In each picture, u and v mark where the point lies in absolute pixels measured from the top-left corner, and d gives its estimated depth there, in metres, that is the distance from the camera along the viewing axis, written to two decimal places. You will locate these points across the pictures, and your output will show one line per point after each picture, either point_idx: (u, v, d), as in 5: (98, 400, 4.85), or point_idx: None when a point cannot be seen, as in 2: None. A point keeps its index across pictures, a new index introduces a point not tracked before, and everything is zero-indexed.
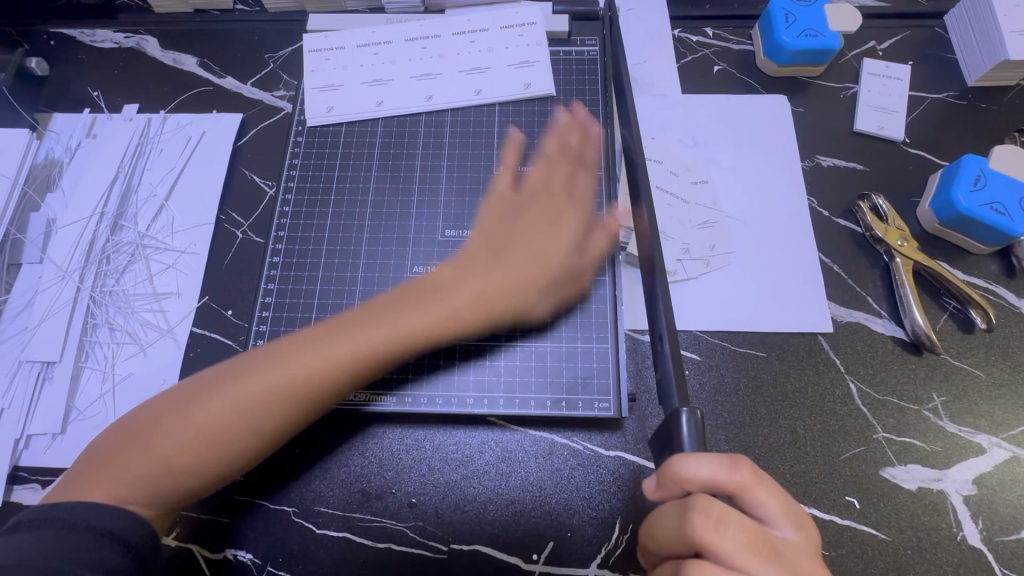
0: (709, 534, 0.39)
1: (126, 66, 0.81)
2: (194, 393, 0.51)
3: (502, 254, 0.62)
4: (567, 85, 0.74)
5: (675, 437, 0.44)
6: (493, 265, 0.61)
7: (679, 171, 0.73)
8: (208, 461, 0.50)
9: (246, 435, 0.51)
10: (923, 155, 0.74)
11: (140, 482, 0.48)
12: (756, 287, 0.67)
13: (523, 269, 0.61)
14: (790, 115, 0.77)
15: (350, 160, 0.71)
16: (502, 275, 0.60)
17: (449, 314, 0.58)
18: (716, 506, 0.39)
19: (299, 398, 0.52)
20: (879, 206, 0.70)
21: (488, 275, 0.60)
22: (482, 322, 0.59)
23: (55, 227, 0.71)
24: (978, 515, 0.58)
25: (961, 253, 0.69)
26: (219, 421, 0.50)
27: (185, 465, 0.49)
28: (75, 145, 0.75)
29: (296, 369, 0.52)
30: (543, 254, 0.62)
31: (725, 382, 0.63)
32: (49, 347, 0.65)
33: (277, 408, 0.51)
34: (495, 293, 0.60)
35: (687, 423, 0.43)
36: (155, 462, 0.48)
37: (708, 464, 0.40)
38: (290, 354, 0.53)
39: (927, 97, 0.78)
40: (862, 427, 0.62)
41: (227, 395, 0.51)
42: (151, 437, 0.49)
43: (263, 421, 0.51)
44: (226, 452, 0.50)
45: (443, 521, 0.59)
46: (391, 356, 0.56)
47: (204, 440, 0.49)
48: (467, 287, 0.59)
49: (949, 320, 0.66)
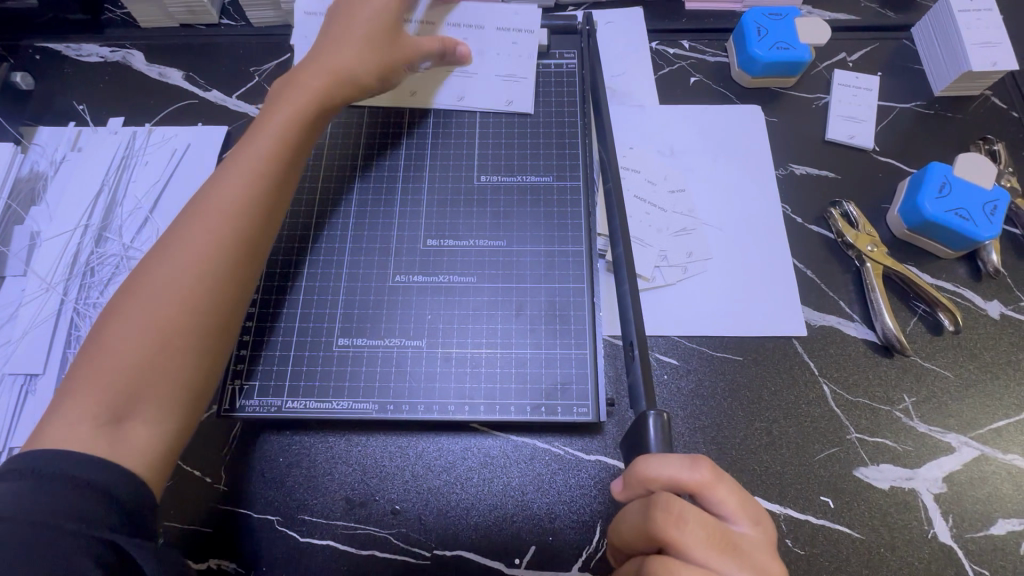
0: (669, 529, 0.43)
1: (112, 79, 0.82)
2: (124, 294, 0.51)
3: (327, 48, 0.65)
4: (546, 97, 0.75)
5: (643, 440, 0.47)
6: (326, 50, 0.64)
7: (657, 179, 0.75)
8: (166, 346, 0.49)
9: (192, 300, 0.51)
10: (892, 163, 0.77)
11: (105, 398, 0.46)
12: (733, 292, 0.69)
13: (340, 51, 0.64)
14: (764, 125, 0.79)
15: (333, 171, 0.72)
16: (325, 58, 0.64)
17: (308, 87, 0.62)
18: (676, 503, 0.43)
19: (239, 208, 0.54)
20: (850, 213, 0.72)
21: (322, 63, 0.63)
22: (336, 92, 0.63)
23: (39, 239, 0.71)
24: (948, 513, 0.60)
25: (930, 258, 0.71)
26: (153, 294, 0.50)
27: (147, 368, 0.48)
28: (60, 158, 0.76)
29: (216, 210, 0.54)
30: (380, 54, 0.66)
31: (702, 386, 0.65)
32: (33, 359, 0.66)
33: (215, 264, 0.52)
34: (330, 67, 0.63)
35: (653, 426, 0.47)
36: (111, 367, 0.47)
37: (668, 464, 0.44)
38: (204, 211, 0.54)
39: (895, 107, 0.80)
40: (836, 428, 0.63)
41: (153, 277, 0.51)
42: (102, 358, 0.48)
43: (204, 283, 0.52)
44: (183, 328, 0.50)
45: (427, 527, 0.60)
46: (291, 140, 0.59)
47: (153, 327, 0.49)
48: (316, 75, 0.63)
49: (919, 323, 0.68)
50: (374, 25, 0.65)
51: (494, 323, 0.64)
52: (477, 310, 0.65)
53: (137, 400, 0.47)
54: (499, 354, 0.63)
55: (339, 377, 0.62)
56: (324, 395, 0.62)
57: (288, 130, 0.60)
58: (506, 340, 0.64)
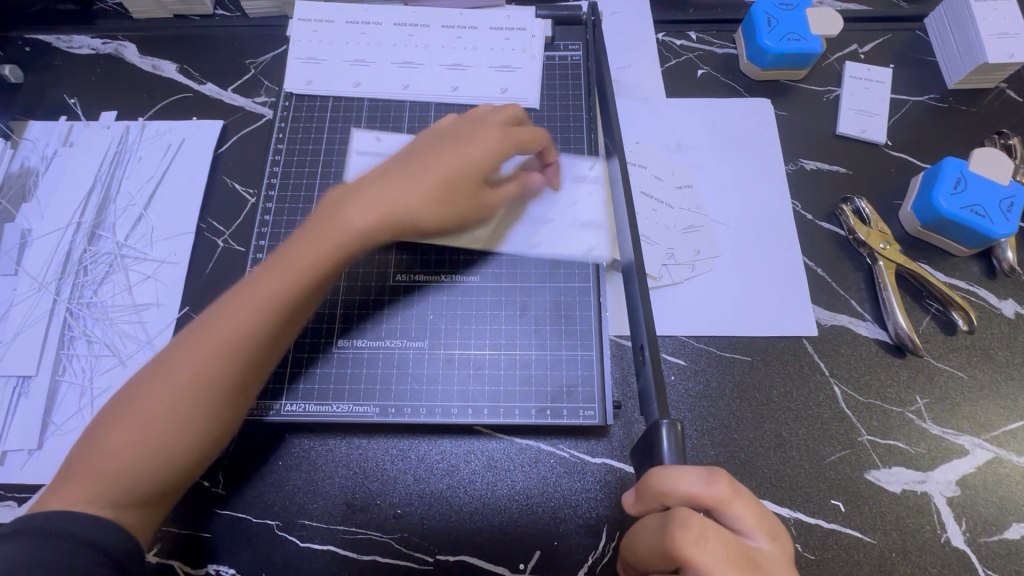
0: (690, 547, 0.42)
1: (104, 72, 0.80)
2: (117, 400, 0.48)
3: (370, 182, 0.56)
4: (551, 90, 0.73)
5: (656, 450, 0.45)
6: (372, 185, 0.56)
7: (664, 175, 0.73)
8: (151, 462, 0.46)
9: (185, 412, 0.47)
10: (905, 158, 0.75)
11: (90, 496, 0.44)
12: (741, 291, 0.67)
13: (394, 194, 0.55)
14: (774, 119, 0.77)
15: (332, 167, 0.70)
16: (391, 194, 0.55)
17: (326, 224, 0.53)
18: (696, 520, 0.42)
19: (241, 304, 0.49)
20: (862, 209, 0.70)
21: (365, 201, 0.55)
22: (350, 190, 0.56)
23: (30, 238, 0.70)
24: (961, 517, 0.59)
25: (943, 255, 0.69)
26: (148, 406, 0.47)
27: (140, 463, 0.46)
28: (51, 154, 0.74)
29: (217, 316, 0.49)
30: (439, 182, 0.57)
31: (710, 387, 0.63)
32: (25, 361, 0.64)
33: (213, 375, 0.48)
34: (384, 209, 0.55)
35: (667, 435, 0.44)
36: (97, 473, 0.45)
37: (688, 479, 0.43)
38: (211, 315, 0.49)
39: (908, 100, 0.78)
40: (847, 431, 0.62)
41: (149, 386, 0.47)
42: (95, 451, 0.46)
43: (201, 394, 0.47)
44: (173, 442, 0.47)
45: (429, 531, 0.58)
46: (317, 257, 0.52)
47: (141, 442, 0.46)
48: (350, 208, 0.54)
49: (932, 322, 0.66)
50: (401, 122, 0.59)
51: (497, 324, 0.63)
52: (480, 311, 0.63)
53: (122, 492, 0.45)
54: (502, 356, 0.61)
55: (338, 379, 0.61)
56: (323, 397, 0.60)
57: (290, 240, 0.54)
58: (510, 342, 0.62)
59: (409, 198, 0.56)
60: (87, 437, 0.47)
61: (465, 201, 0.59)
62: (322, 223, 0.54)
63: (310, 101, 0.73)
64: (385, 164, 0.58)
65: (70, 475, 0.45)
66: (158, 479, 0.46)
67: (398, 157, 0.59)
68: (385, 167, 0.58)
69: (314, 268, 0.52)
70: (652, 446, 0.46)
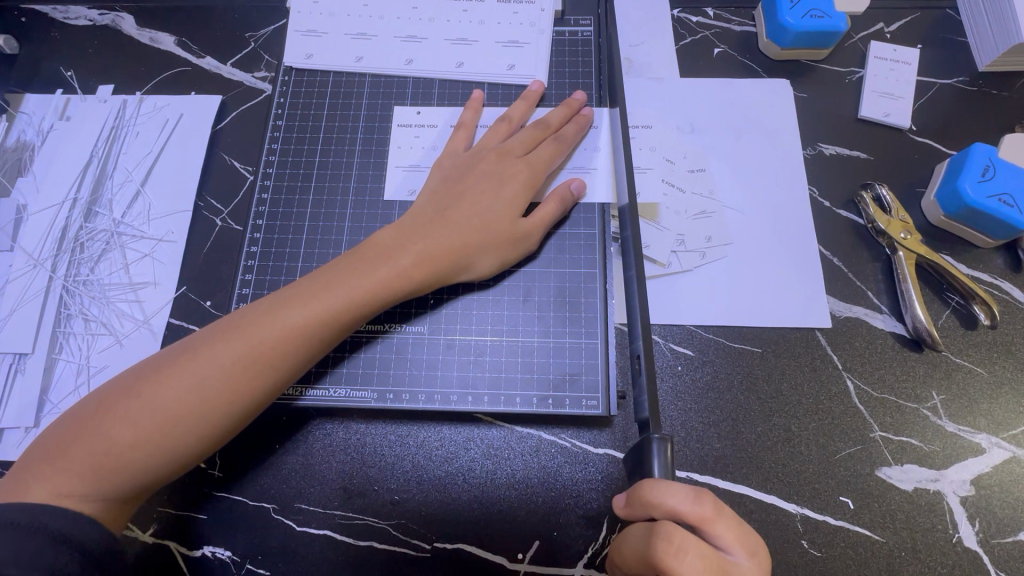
0: (669, 559, 0.42)
1: (100, 45, 0.77)
2: (128, 389, 0.48)
3: (431, 222, 0.57)
4: (560, 68, 0.70)
5: (645, 465, 0.45)
6: (432, 223, 0.57)
7: (676, 159, 0.70)
8: (157, 457, 0.47)
9: (200, 417, 0.48)
10: (930, 143, 0.71)
11: (85, 480, 0.45)
12: (752, 279, 0.65)
13: (449, 234, 0.57)
14: (793, 101, 0.74)
15: (333, 145, 0.68)
16: (443, 233, 0.57)
17: (384, 262, 0.55)
18: (677, 532, 0.42)
19: (277, 319, 0.51)
20: (883, 197, 0.67)
21: (425, 239, 0.56)
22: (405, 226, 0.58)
23: (26, 213, 0.68)
24: (975, 517, 0.57)
25: (966, 246, 0.66)
26: (167, 403, 0.47)
27: (138, 457, 0.46)
28: (48, 128, 0.72)
29: (251, 324, 0.50)
30: (488, 222, 0.58)
31: (718, 379, 0.61)
32: (21, 338, 0.63)
33: (235, 388, 0.49)
34: (438, 251, 0.56)
35: (655, 453, 0.44)
36: (99, 458, 0.46)
37: (675, 493, 0.43)
38: (249, 324, 0.50)
39: (935, 83, 0.75)
40: (859, 426, 0.60)
41: (172, 381, 0.48)
42: (94, 440, 0.46)
43: (219, 403, 0.48)
44: (181, 442, 0.47)
45: (427, 519, 0.58)
46: (361, 291, 0.53)
47: (151, 435, 0.47)
48: (409, 247, 0.56)
49: (952, 316, 0.64)
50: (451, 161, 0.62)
51: (500, 309, 0.61)
52: (482, 296, 0.61)
53: (115, 481, 0.46)
54: (504, 342, 0.60)
55: (336, 362, 0.59)
56: (321, 380, 0.59)
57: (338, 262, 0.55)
58: (512, 328, 0.60)
59: (459, 236, 0.57)
60: (96, 411, 0.47)
61: (507, 229, 0.59)
62: (370, 261, 0.54)
63: (310, 76, 0.71)
64: (432, 203, 0.59)
65: (69, 452, 0.46)
66: (157, 474, 0.48)
67: (443, 193, 0.60)
68: (433, 209, 0.58)
69: (364, 302, 0.53)
70: (643, 459, 0.46)
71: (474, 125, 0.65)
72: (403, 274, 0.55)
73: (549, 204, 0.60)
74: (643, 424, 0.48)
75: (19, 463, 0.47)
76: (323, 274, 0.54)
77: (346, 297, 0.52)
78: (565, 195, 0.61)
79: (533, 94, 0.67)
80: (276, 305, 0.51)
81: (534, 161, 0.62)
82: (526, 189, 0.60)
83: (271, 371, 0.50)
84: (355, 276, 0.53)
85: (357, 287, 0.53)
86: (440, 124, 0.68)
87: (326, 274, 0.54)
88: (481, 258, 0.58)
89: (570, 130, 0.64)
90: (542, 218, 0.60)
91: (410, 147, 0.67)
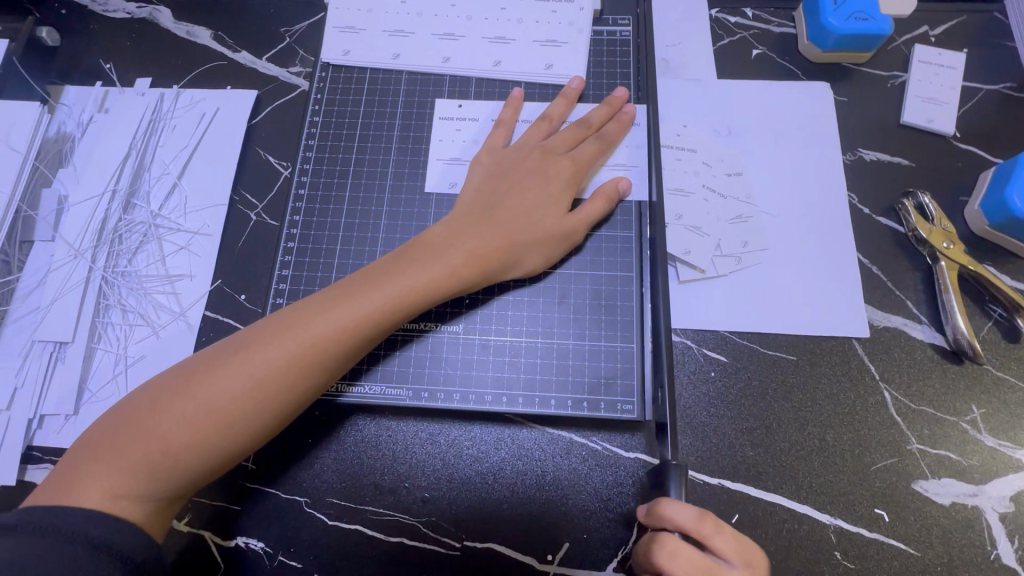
0: (665, 562, 0.46)
1: (139, 38, 0.78)
2: (179, 386, 0.49)
3: (476, 222, 0.57)
4: (597, 67, 0.69)
5: (663, 486, 0.49)
6: (478, 222, 0.57)
7: (713, 162, 0.69)
8: (209, 456, 0.48)
9: (251, 416, 0.48)
10: (974, 151, 0.70)
11: (136, 480, 0.46)
12: (789, 286, 0.64)
13: (495, 233, 0.57)
14: (833, 105, 0.72)
15: (369, 141, 0.68)
16: (489, 233, 0.57)
17: (432, 262, 0.54)
18: (674, 540, 0.46)
19: (327, 319, 0.51)
20: (925, 205, 0.66)
21: (471, 239, 0.56)
22: (449, 226, 0.57)
23: (67, 204, 0.69)
24: (1014, 534, 0.56)
25: (1010, 258, 0.65)
26: (219, 401, 0.48)
27: (192, 457, 0.47)
28: (87, 120, 0.73)
29: (301, 323, 0.50)
30: (531, 220, 0.58)
31: (752, 386, 0.61)
32: (61, 327, 0.64)
33: (287, 387, 0.49)
34: (485, 249, 0.56)
35: (673, 476, 0.48)
36: (152, 457, 0.46)
37: (679, 508, 0.47)
38: (299, 324, 0.51)
39: (981, 89, 0.73)
40: (895, 438, 0.59)
41: (223, 380, 0.48)
42: (147, 438, 0.47)
43: (271, 403, 0.49)
44: (232, 440, 0.48)
45: (457, 517, 0.58)
46: (410, 291, 0.53)
47: (203, 434, 0.47)
48: (456, 246, 0.56)
49: (993, 328, 0.62)
50: (491, 160, 0.62)
51: (535, 310, 0.61)
52: (518, 296, 0.61)
53: (166, 481, 0.47)
54: (539, 343, 0.60)
55: (372, 360, 0.60)
56: (356, 377, 0.59)
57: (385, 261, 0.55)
58: (547, 330, 0.60)
59: (505, 235, 0.57)
60: (147, 409, 0.48)
61: (551, 228, 0.58)
62: (417, 259, 0.55)
63: (347, 72, 0.71)
64: (475, 202, 0.59)
65: (122, 450, 0.47)
66: (209, 472, 0.48)
67: (486, 192, 0.60)
68: (477, 209, 0.58)
69: (412, 301, 0.53)
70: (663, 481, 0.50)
71: (511, 121, 0.65)
72: (452, 275, 0.55)
73: (596, 202, 0.60)
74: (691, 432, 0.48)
75: (67, 462, 0.47)
76: (370, 273, 0.54)
77: (395, 296, 0.52)
78: (612, 194, 0.61)
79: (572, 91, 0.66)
80: (325, 304, 0.52)
81: (577, 158, 0.61)
82: (569, 186, 0.60)
83: (321, 371, 0.50)
84: (403, 274, 0.53)
85: (405, 288, 0.53)
86: (480, 119, 0.68)
87: (373, 273, 0.54)
88: (530, 254, 0.58)
89: (611, 129, 0.63)
90: (588, 216, 0.60)
91: (451, 141, 0.67)
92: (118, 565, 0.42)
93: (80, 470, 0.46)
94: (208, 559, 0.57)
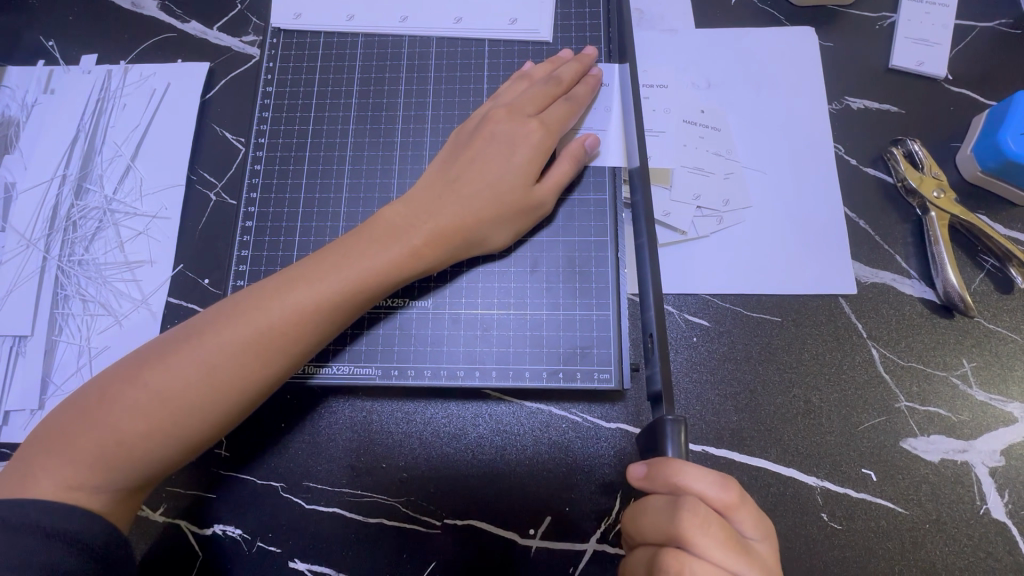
0: (692, 530, 0.40)
1: (82, 11, 0.73)
2: (132, 376, 0.46)
3: (443, 194, 0.54)
4: (565, 20, 0.65)
5: (659, 444, 0.43)
6: (442, 197, 0.54)
7: (691, 117, 0.66)
8: (169, 448, 0.46)
9: (205, 404, 0.46)
10: (967, 95, 0.66)
11: (92, 471, 0.44)
12: (773, 245, 0.62)
13: (460, 208, 0.54)
14: (817, 50, 0.68)
15: (326, 110, 0.64)
16: (451, 208, 0.54)
17: (393, 242, 0.52)
18: (702, 508, 0.41)
19: (285, 303, 0.48)
20: (914, 152, 0.62)
21: (435, 215, 0.53)
22: (410, 203, 0.54)
23: (16, 191, 0.66)
24: (1004, 488, 0.54)
25: (1004, 206, 0.62)
26: (173, 389, 0.46)
27: (150, 449, 0.45)
28: (31, 102, 0.69)
29: (259, 307, 0.48)
30: (499, 190, 0.55)
31: (736, 350, 0.59)
32: (19, 320, 0.62)
33: (244, 375, 0.47)
34: (451, 227, 0.53)
35: (670, 435, 0.42)
36: (108, 451, 0.45)
37: (703, 479, 0.41)
38: (255, 307, 0.48)
39: (976, 27, 0.68)
40: (883, 396, 0.57)
41: (179, 367, 0.46)
42: (99, 431, 0.45)
43: (230, 389, 0.47)
44: (191, 432, 0.46)
45: (436, 495, 0.57)
46: (372, 273, 0.51)
47: (158, 425, 0.45)
48: (422, 223, 0.53)
49: (985, 280, 0.60)
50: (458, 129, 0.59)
51: (506, 282, 0.58)
52: (488, 269, 0.59)
53: (122, 472, 0.45)
54: (512, 316, 0.57)
55: (339, 341, 0.58)
56: (324, 358, 0.57)
57: (345, 241, 0.52)
58: (519, 301, 0.58)
59: (469, 210, 0.54)
60: (99, 401, 0.46)
61: (520, 198, 0.55)
62: (378, 240, 0.52)
63: (300, 38, 0.67)
64: (440, 175, 0.56)
65: (74, 443, 0.45)
66: (169, 462, 0.47)
67: (451, 163, 0.56)
68: (442, 181, 0.55)
69: (374, 283, 0.51)
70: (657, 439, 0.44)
71: (501, 90, 0.61)
72: (416, 254, 0.52)
73: (563, 164, 0.57)
74: (655, 399, 0.46)
75: (22, 455, 0.46)
76: (329, 254, 0.51)
77: (356, 278, 0.50)
78: (580, 155, 0.58)
79: (561, 60, 0.62)
80: (282, 286, 0.49)
81: (547, 120, 0.57)
82: (539, 154, 0.56)
83: (279, 356, 0.48)
84: (364, 256, 0.51)
85: (366, 270, 0.50)
86: (443, 85, 0.64)
87: (333, 252, 0.51)
88: (494, 230, 0.55)
89: (580, 90, 0.59)
90: (555, 182, 0.57)
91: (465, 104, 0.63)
92: (76, 554, 0.41)
93: (34, 464, 0.45)
94: (185, 548, 0.56)
